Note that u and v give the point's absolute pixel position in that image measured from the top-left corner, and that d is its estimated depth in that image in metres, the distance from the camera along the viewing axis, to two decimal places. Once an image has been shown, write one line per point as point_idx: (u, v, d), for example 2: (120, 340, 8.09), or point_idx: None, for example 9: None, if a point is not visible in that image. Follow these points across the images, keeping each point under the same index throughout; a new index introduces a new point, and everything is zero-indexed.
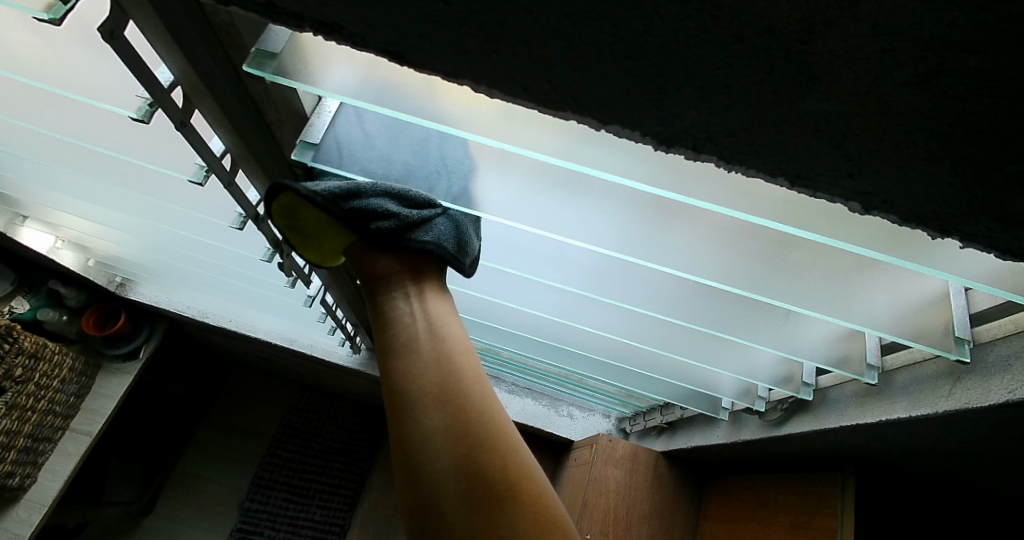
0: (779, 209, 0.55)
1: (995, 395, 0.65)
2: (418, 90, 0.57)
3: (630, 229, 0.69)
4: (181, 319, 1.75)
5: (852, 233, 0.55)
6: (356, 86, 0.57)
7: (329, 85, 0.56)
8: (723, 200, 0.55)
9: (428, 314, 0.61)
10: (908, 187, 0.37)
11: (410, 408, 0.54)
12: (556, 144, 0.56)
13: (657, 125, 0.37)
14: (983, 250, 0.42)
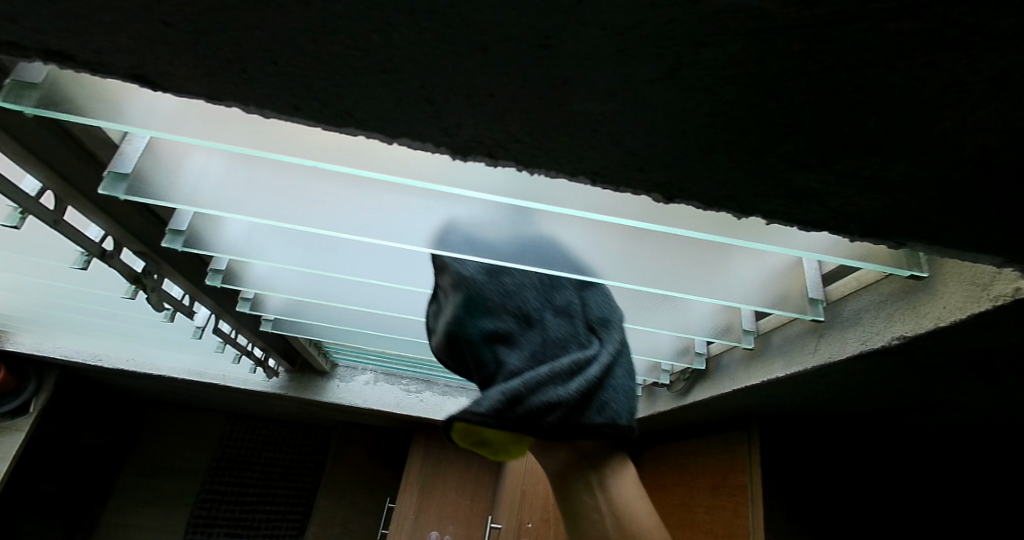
0: (646, 213, 0.54)
1: (851, 348, 0.68)
2: (253, 131, 0.51)
3: None
4: (73, 364, 1.63)
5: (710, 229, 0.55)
6: (169, 123, 0.50)
7: (136, 124, 0.50)
8: (589, 207, 0.53)
9: None
10: (697, 175, 0.38)
11: None
12: (411, 173, 0.52)
13: (445, 137, 0.36)
14: (787, 224, 0.43)
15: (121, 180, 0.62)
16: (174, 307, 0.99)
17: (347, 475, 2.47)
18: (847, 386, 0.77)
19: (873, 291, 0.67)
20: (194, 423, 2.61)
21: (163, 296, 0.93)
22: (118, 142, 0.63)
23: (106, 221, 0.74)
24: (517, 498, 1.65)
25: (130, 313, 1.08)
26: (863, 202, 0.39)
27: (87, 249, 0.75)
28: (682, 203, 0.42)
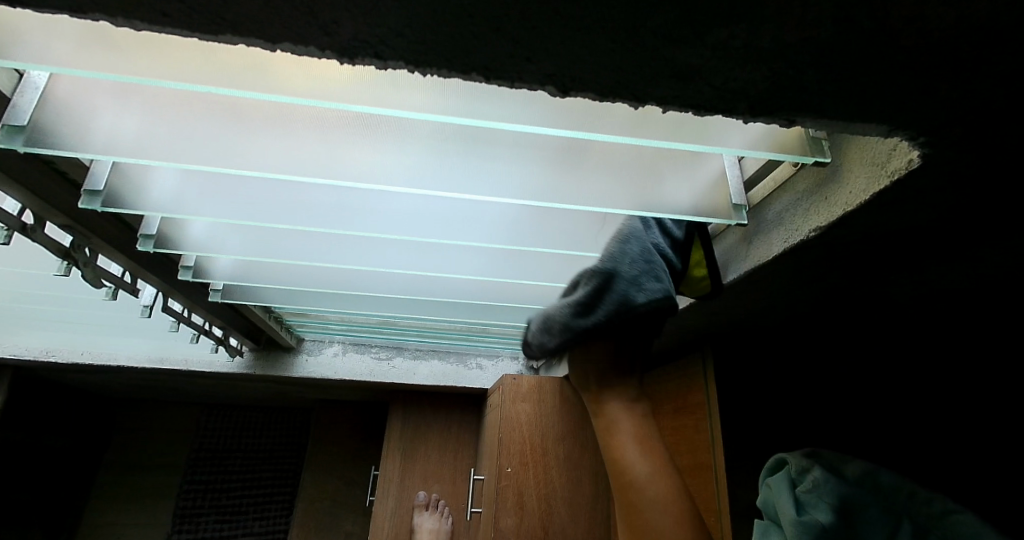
0: (542, 112, 0.59)
1: (775, 248, 0.71)
2: (146, 54, 0.55)
3: (429, 164, 0.70)
4: (28, 364, 1.59)
5: (601, 124, 0.60)
6: (61, 55, 0.54)
7: (28, 58, 0.54)
8: (481, 112, 0.58)
9: None
10: (584, 61, 0.39)
11: None
12: (312, 88, 0.57)
13: (327, 38, 0.36)
14: (682, 110, 0.44)
15: (17, 132, 0.61)
16: (115, 284, 0.97)
17: (330, 451, 2.48)
18: (779, 288, 0.81)
19: (789, 190, 0.69)
20: (168, 418, 2.59)
21: (100, 272, 0.91)
22: (12, 96, 0.60)
23: (21, 192, 0.72)
24: (494, 447, 1.69)
25: (74, 297, 1.05)
26: (747, 76, 0.41)
27: (7, 224, 0.73)
28: (579, 96, 0.43)
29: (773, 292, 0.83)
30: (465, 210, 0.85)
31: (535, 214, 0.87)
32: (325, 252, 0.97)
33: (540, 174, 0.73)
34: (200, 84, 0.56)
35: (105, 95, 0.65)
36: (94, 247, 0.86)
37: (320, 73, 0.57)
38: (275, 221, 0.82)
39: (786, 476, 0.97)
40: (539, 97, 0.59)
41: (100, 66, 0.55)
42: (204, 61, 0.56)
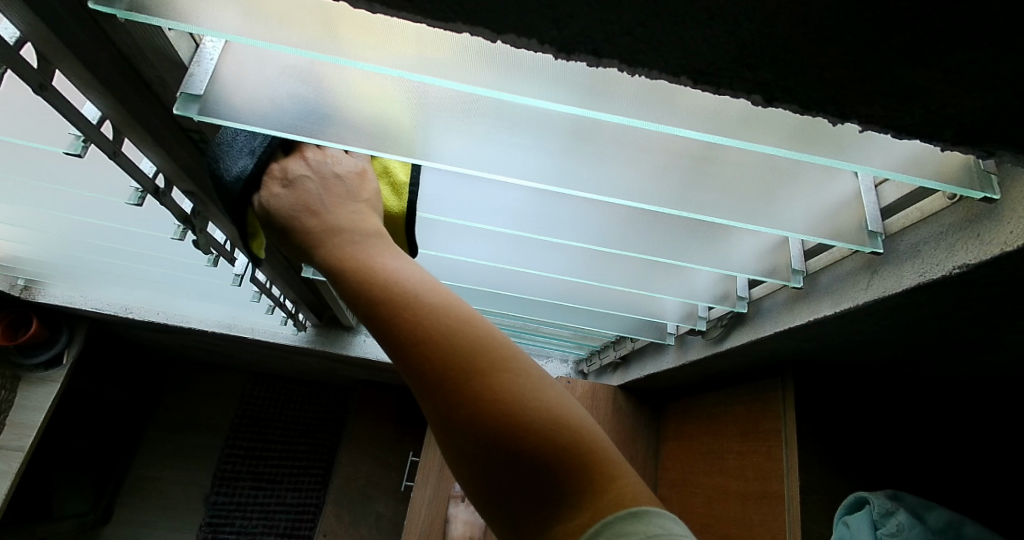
0: (705, 120, 0.57)
1: (907, 281, 0.69)
2: (315, 27, 0.53)
3: (552, 159, 0.69)
4: (103, 318, 1.65)
5: (763, 135, 0.58)
6: (235, 25, 0.52)
7: (205, 23, 0.52)
8: (637, 113, 0.57)
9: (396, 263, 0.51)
10: (804, 73, 0.38)
11: (430, 346, 0.45)
12: (469, 74, 0.55)
13: (553, 31, 0.36)
14: (882, 131, 0.43)
15: (193, 103, 0.59)
16: (218, 252, 1.00)
17: (367, 432, 2.51)
18: (896, 323, 0.78)
19: (936, 223, 0.66)
20: (215, 382, 2.66)
21: (210, 239, 0.93)
22: (189, 66, 0.61)
23: (160, 156, 0.74)
24: None
25: (172, 259, 1.09)
26: (969, 104, 0.39)
27: (142, 185, 0.76)
28: (779, 108, 0.41)
29: (888, 327, 0.80)
30: (567, 202, 0.84)
31: (641, 220, 0.85)
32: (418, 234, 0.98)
33: (666, 179, 0.71)
34: (354, 63, 0.53)
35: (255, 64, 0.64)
36: (210, 215, 0.89)
37: (475, 56, 0.55)
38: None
39: (867, 518, 0.94)
40: (694, 103, 0.57)
41: (271, 34, 0.52)
42: (353, 36, 0.53)
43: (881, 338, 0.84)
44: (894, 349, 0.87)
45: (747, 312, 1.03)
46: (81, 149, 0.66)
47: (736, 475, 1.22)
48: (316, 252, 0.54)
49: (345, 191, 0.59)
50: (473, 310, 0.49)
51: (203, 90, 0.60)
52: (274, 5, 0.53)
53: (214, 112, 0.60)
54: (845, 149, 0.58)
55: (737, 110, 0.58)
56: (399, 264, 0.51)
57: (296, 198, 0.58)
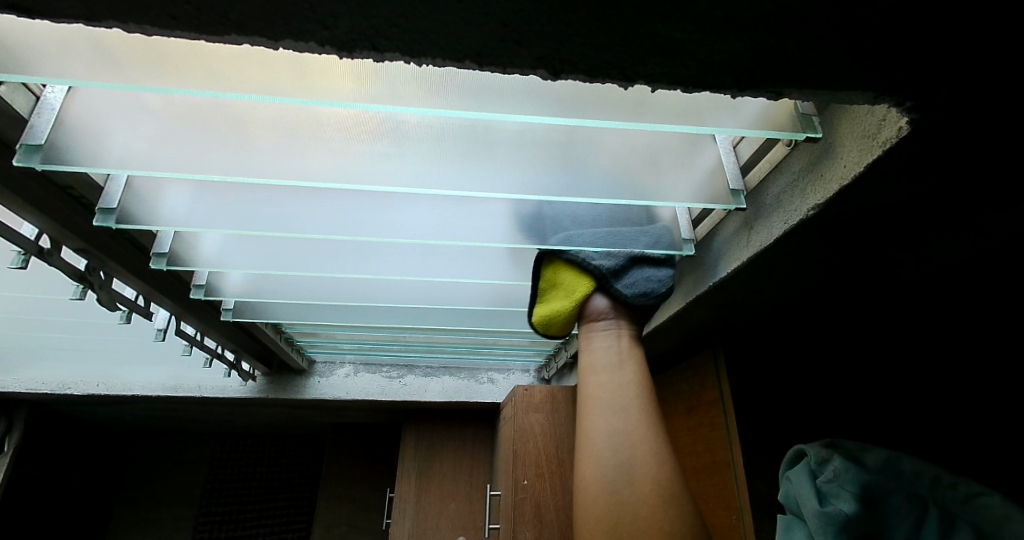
0: (556, 105, 0.59)
1: (777, 230, 0.72)
2: (153, 58, 0.54)
3: (447, 158, 0.70)
4: (43, 398, 1.61)
5: (607, 111, 0.60)
6: (75, 75, 0.53)
7: (45, 72, 0.52)
8: (501, 108, 0.58)
9: (602, 364, 0.91)
10: (571, 41, 0.41)
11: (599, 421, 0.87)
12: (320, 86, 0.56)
13: (324, 31, 0.38)
14: (671, 88, 0.46)
15: (34, 152, 0.62)
16: (129, 308, 0.99)
17: (343, 476, 2.46)
18: (780, 274, 0.81)
19: (786, 172, 0.70)
20: (182, 450, 2.59)
21: (114, 295, 0.93)
22: (29, 118, 0.63)
23: (39, 218, 0.74)
24: (510, 460, 1.65)
25: (87, 322, 1.07)
26: (731, 49, 0.43)
27: (23, 247, 0.75)
28: (570, 78, 0.45)
29: (778, 279, 0.83)
30: (466, 203, 0.85)
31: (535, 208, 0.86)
32: (338, 262, 0.96)
33: (546, 165, 0.73)
34: (200, 90, 0.54)
35: (117, 112, 0.65)
36: (108, 270, 0.88)
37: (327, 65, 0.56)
38: (280, 231, 0.82)
39: (805, 470, 0.95)
40: (540, 88, 0.59)
41: (117, 79, 0.53)
42: (199, 64, 0.54)
43: (779, 292, 0.87)
44: (795, 301, 0.90)
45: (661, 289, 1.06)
46: None
47: (686, 452, 1.24)
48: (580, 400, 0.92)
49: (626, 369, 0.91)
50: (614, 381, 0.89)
51: (45, 138, 0.63)
52: (121, 45, 0.54)
53: (57, 158, 0.64)
54: (692, 111, 0.62)
55: (583, 89, 0.60)
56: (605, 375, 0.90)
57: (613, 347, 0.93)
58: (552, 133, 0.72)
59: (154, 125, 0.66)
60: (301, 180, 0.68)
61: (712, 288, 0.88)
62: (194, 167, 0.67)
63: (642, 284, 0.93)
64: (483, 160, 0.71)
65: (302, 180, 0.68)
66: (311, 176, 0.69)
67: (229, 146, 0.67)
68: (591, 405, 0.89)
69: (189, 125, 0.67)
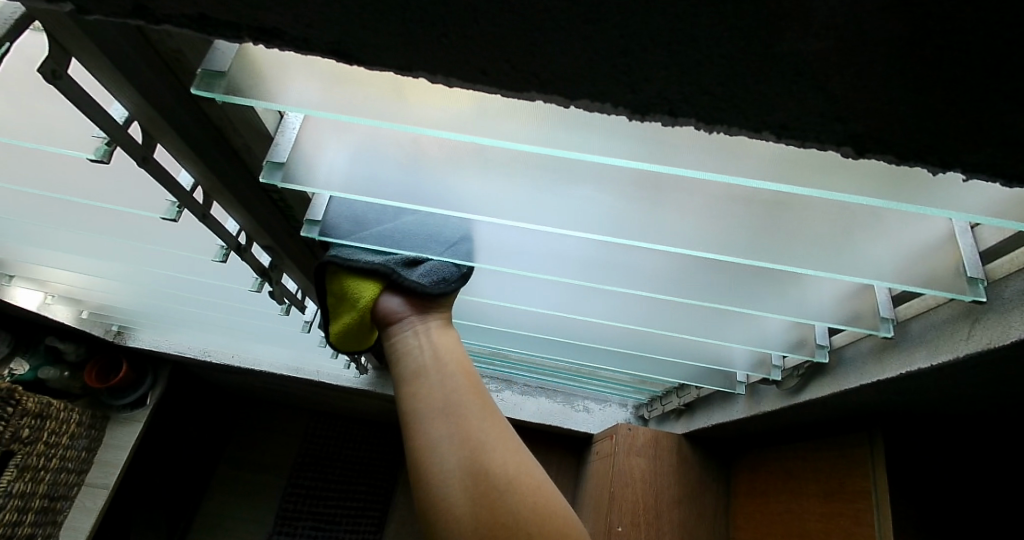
0: (768, 168, 0.54)
1: (1015, 332, 0.62)
2: (385, 96, 0.56)
3: (617, 211, 0.67)
4: (183, 361, 1.74)
5: (836, 180, 0.54)
6: (313, 101, 0.55)
7: (286, 98, 0.54)
8: (708, 165, 0.54)
9: (433, 344, 0.77)
10: (902, 124, 0.35)
11: (420, 424, 0.69)
12: (534, 132, 0.55)
13: (627, 93, 0.35)
14: (991, 179, 0.39)
15: (277, 169, 0.65)
16: (291, 301, 1.02)
17: None
18: (1005, 376, 0.70)
19: None
20: (281, 421, 2.73)
21: (285, 289, 0.97)
22: (273, 134, 0.67)
23: (246, 217, 0.78)
24: (603, 500, 1.53)
25: (245, 307, 1.13)
26: None
27: (228, 242, 0.79)
28: (871, 158, 0.38)
29: (996, 381, 0.72)
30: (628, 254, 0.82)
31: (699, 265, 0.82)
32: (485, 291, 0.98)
33: (740, 230, 0.68)
34: (422, 127, 0.55)
35: (327, 131, 0.67)
36: (285, 266, 0.92)
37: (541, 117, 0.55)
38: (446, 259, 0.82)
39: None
40: (762, 156, 0.54)
41: (345, 107, 0.55)
42: (423, 102, 0.55)
43: (989, 394, 0.76)
44: (1004, 405, 0.78)
45: (829, 361, 0.96)
46: (176, 214, 0.69)
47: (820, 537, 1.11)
48: (413, 403, 0.71)
49: (449, 358, 0.76)
50: (428, 380, 0.72)
51: (286, 157, 0.66)
52: (347, 72, 0.56)
53: (295, 177, 0.66)
54: (941, 190, 0.54)
55: (806, 156, 0.54)
56: (421, 361, 0.75)
57: (438, 342, 0.77)
58: (745, 201, 0.68)
59: (360, 150, 0.67)
60: (489, 217, 0.67)
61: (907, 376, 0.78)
62: (387, 194, 0.67)
63: (439, 273, 0.81)
64: (665, 211, 0.67)
65: (491, 217, 0.66)
66: (497, 214, 0.66)
67: (426, 178, 0.67)
68: (421, 412, 0.70)
69: (386, 149, 0.67)
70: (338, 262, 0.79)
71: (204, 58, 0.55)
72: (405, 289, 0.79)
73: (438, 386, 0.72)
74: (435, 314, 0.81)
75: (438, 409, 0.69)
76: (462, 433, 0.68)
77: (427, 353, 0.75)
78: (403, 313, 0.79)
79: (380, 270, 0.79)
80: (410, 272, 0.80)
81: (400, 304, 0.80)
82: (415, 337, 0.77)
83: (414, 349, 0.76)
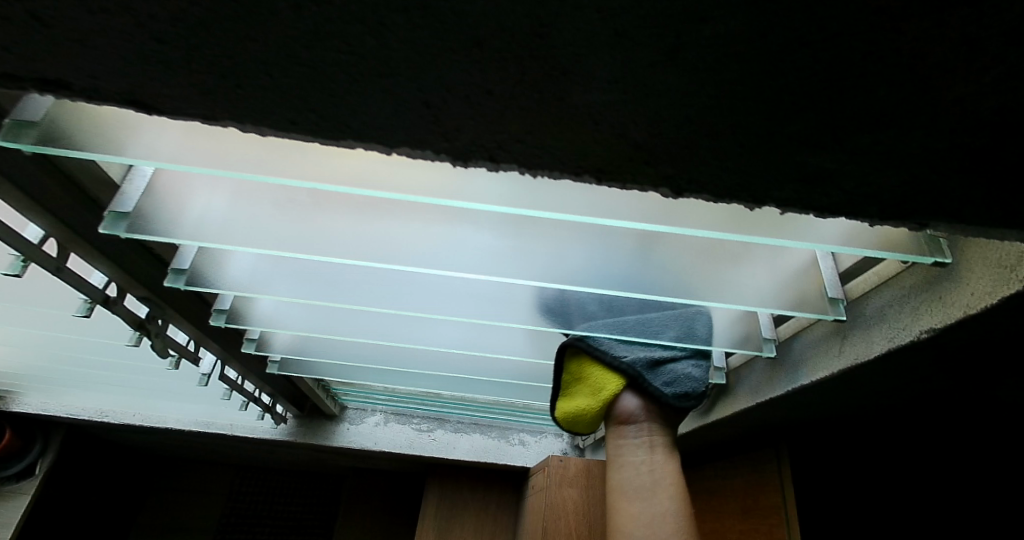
0: (653, 208, 0.55)
1: (878, 347, 0.65)
2: (238, 145, 0.54)
3: (509, 250, 0.67)
4: (79, 423, 1.60)
5: (689, 215, 0.55)
6: (166, 151, 0.52)
7: (138, 152, 0.52)
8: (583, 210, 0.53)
9: (659, 457, 0.84)
10: (706, 163, 0.37)
11: (649, 519, 0.79)
12: (407, 170, 0.54)
13: (443, 142, 0.35)
14: (803, 212, 0.41)
15: (121, 220, 0.62)
16: (178, 353, 0.98)
17: (360, 525, 2.38)
18: (874, 388, 0.74)
19: (894, 286, 0.64)
20: (202, 479, 2.55)
21: (169, 342, 0.92)
22: (120, 184, 0.64)
23: (110, 268, 0.74)
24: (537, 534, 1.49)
25: (134, 363, 1.06)
26: (881, 182, 0.38)
27: (90, 296, 0.75)
28: (691, 196, 0.40)
29: (867, 394, 0.76)
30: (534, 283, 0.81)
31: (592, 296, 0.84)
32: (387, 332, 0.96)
33: (623, 267, 0.69)
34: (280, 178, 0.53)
35: (194, 179, 0.64)
36: (166, 317, 0.87)
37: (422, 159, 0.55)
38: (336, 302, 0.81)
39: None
40: (628, 196, 0.54)
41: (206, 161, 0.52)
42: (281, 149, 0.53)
43: (865, 406, 0.80)
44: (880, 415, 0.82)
45: (729, 382, 0.99)
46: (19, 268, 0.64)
47: None
48: (636, 500, 0.81)
49: (653, 481, 0.82)
50: (655, 480, 0.82)
51: (133, 206, 0.63)
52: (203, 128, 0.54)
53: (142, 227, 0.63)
54: (794, 225, 0.56)
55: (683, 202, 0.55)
56: (626, 474, 0.84)
57: (657, 469, 0.83)
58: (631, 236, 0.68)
59: (231, 198, 0.66)
60: (367, 261, 0.66)
61: (791, 394, 0.81)
62: (260, 242, 0.65)
63: (683, 381, 0.85)
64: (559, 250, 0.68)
65: (369, 262, 0.66)
66: (374, 257, 0.66)
67: (301, 225, 0.66)
68: (620, 508, 0.83)
69: (262, 195, 0.66)
70: (584, 347, 0.85)
71: (18, 107, 0.51)
72: (650, 392, 0.85)
73: (653, 502, 0.80)
74: (665, 426, 0.87)
75: (670, 518, 0.79)
76: (655, 491, 0.81)
77: (647, 458, 0.84)
78: (629, 407, 0.86)
79: (630, 372, 0.85)
80: (654, 373, 0.86)
81: (638, 403, 0.85)
82: (649, 428, 0.85)
83: (636, 450, 0.84)
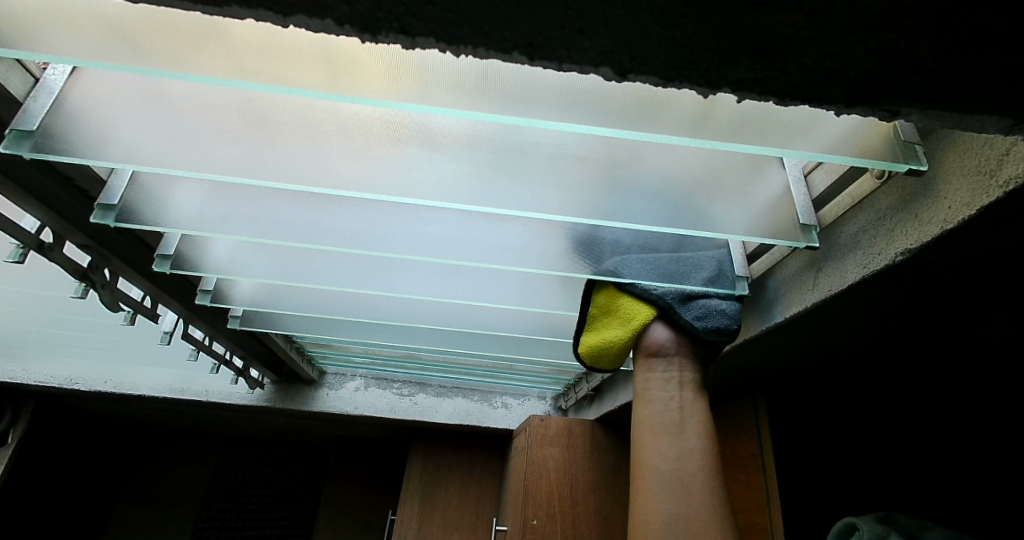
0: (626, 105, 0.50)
1: (852, 276, 0.62)
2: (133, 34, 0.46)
3: (468, 177, 0.63)
4: (50, 391, 1.57)
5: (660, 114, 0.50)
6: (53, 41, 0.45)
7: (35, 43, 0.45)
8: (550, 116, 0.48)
9: (688, 396, 0.76)
10: (643, 33, 0.33)
11: (675, 461, 0.72)
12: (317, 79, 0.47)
13: (344, 5, 0.31)
14: (761, 99, 0.37)
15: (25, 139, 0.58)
16: (132, 308, 0.97)
17: (346, 494, 2.37)
18: (851, 321, 0.70)
19: (869, 209, 0.60)
20: (187, 452, 2.54)
21: (118, 294, 0.91)
22: (24, 101, 0.58)
23: (41, 211, 0.73)
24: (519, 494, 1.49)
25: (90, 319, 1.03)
26: (847, 53, 0.34)
27: (23, 240, 0.74)
28: (637, 81, 0.36)
29: (841, 330, 0.73)
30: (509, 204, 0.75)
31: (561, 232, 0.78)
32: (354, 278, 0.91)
33: (591, 190, 0.64)
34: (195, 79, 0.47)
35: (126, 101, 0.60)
36: (111, 267, 0.86)
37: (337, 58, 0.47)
38: (287, 241, 0.77)
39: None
40: (588, 91, 0.50)
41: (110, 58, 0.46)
42: (195, 48, 0.46)
43: (839, 343, 0.77)
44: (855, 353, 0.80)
45: None
46: None
47: None
48: (663, 440, 0.74)
49: (680, 420, 0.75)
50: (680, 423, 0.75)
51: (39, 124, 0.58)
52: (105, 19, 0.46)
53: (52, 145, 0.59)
54: (765, 122, 0.51)
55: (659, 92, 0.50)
56: (651, 414, 0.76)
57: (683, 409, 0.75)
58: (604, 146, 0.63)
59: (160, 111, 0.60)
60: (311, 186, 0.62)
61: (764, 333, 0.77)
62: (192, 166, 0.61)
63: (714, 317, 0.76)
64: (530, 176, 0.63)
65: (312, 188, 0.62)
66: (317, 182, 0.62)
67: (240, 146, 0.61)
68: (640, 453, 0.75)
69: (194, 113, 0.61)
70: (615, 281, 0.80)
71: None
72: (680, 328, 0.76)
73: (680, 446, 0.73)
74: (695, 363, 0.78)
75: (690, 472, 0.71)
76: (678, 428, 0.74)
77: (675, 395, 0.76)
78: (659, 338, 0.78)
79: (659, 302, 0.77)
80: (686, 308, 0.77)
81: (667, 337, 0.77)
82: (679, 363, 0.77)
83: (663, 382, 0.77)
